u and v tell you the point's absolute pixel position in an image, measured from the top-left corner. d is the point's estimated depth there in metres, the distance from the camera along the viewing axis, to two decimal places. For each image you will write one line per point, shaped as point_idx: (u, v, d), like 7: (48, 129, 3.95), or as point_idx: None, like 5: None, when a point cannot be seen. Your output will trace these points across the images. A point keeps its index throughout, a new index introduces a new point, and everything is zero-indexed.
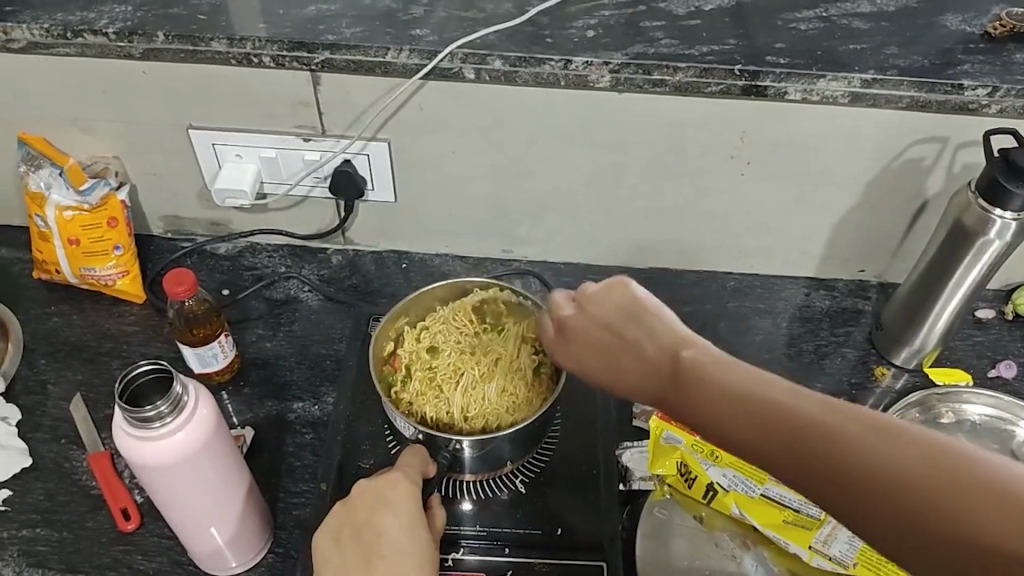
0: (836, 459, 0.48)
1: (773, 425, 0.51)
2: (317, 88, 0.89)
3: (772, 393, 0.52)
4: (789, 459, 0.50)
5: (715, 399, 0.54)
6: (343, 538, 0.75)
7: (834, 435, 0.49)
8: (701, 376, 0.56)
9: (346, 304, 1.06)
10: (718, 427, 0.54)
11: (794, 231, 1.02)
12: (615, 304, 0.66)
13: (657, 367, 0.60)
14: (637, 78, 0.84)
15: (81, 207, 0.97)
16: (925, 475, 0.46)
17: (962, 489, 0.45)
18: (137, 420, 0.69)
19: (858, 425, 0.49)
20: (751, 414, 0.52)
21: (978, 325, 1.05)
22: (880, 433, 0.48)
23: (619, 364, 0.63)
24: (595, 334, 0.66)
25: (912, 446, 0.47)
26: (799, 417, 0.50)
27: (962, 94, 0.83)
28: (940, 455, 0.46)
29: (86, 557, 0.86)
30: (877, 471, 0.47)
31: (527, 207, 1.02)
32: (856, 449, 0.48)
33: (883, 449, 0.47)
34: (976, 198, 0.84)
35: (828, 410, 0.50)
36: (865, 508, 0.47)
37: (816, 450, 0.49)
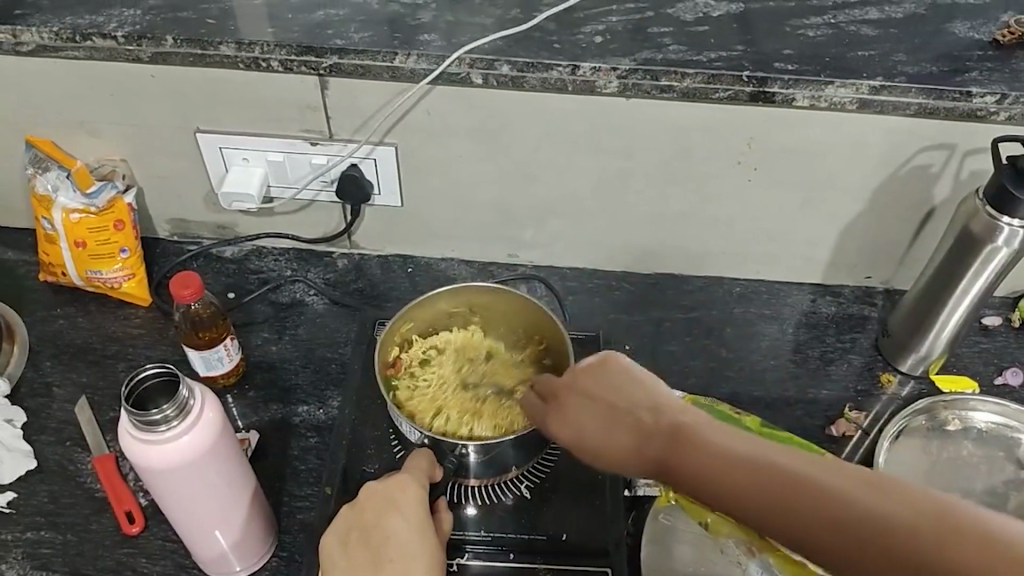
0: (840, 520, 0.51)
1: (776, 490, 0.54)
2: (325, 93, 0.89)
3: (774, 459, 0.55)
4: (793, 523, 0.52)
5: (715, 467, 0.57)
6: (350, 540, 0.74)
7: (837, 496, 0.52)
8: (700, 443, 0.59)
9: (351, 308, 1.06)
10: (720, 492, 0.56)
11: (800, 237, 1.02)
12: (608, 373, 0.68)
13: (653, 431, 0.62)
14: (645, 84, 0.85)
15: (88, 210, 0.97)
16: (928, 536, 0.48)
17: (963, 546, 0.47)
18: (143, 423, 0.69)
19: (859, 487, 0.52)
20: (756, 479, 0.55)
21: (985, 332, 1.05)
22: (881, 496, 0.51)
23: (613, 426, 0.64)
24: (587, 401, 0.68)
25: (913, 506, 0.50)
26: (801, 481, 0.53)
27: (970, 102, 0.83)
28: (942, 515, 0.49)
29: (90, 560, 0.86)
30: (882, 531, 0.49)
31: (533, 212, 1.02)
32: (858, 508, 0.51)
33: (886, 511, 0.50)
34: (983, 206, 0.84)
35: (828, 474, 0.53)
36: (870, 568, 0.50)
37: (819, 513, 0.52)
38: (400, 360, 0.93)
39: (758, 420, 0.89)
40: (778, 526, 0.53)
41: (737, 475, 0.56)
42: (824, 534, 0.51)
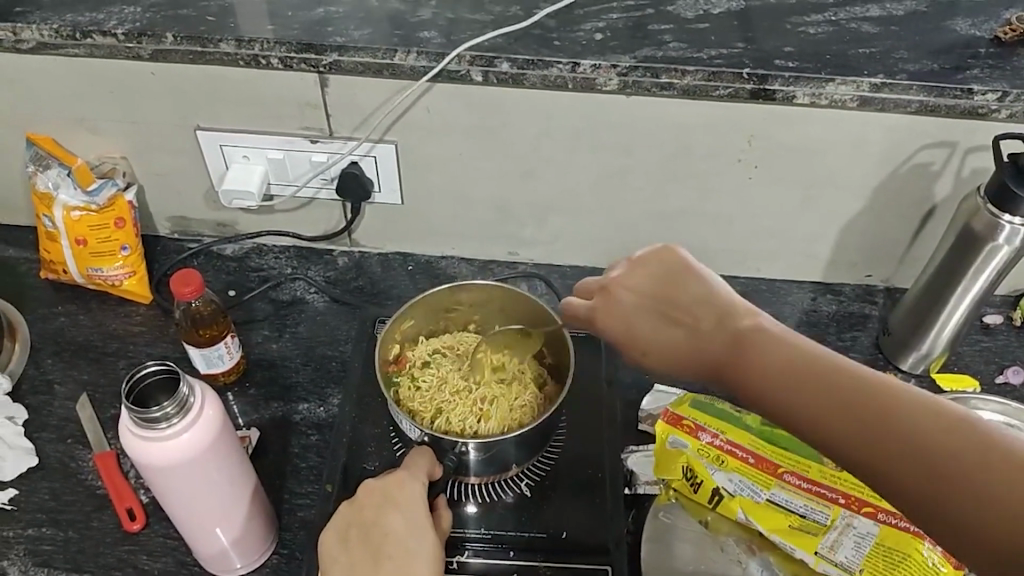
0: (886, 437, 0.53)
1: (831, 400, 0.55)
2: (325, 90, 0.89)
3: (830, 365, 0.57)
4: (840, 432, 0.55)
5: (771, 367, 0.59)
6: (349, 537, 0.74)
7: (887, 416, 0.53)
8: (757, 347, 0.60)
9: (352, 306, 1.06)
10: (768, 388, 0.58)
11: (801, 235, 1.01)
12: (666, 269, 0.68)
13: (710, 332, 0.63)
14: (645, 81, 0.84)
15: (89, 207, 0.97)
16: (971, 458, 0.50)
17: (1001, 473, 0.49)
18: (143, 420, 0.69)
19: (911, 404, 0.53)
20: (807, 377, 0.57)
21: (986, 331, 1.05)
22: (932, 415, 0.52)
23: (669, 326, 0.66)
24: (643, 300, 0.68)
25: (960, 430, 0.51)
26: (855, 397, 0.55)
27: (972, 99, 0.82)
28: (989, 441, 0.50)
29: (91, 557, 0.86)
30: (924, 451, 0.51)
31: (534, 209, 1.01)
32: (902, 418, 0.53)
33: (935, 432, 0.52)
34: (985, 203, 0.84)
35: (884, 391, 0.54)
36: (906, 482, 0.52)
37: (869, 430, 0.54)
38: (402, 356, 0.94)
39: (761, 419, 0.89)
40: (825, 432, 0.56)
41: (791, 379, 0.57)
42: (869, 447, 0.53)
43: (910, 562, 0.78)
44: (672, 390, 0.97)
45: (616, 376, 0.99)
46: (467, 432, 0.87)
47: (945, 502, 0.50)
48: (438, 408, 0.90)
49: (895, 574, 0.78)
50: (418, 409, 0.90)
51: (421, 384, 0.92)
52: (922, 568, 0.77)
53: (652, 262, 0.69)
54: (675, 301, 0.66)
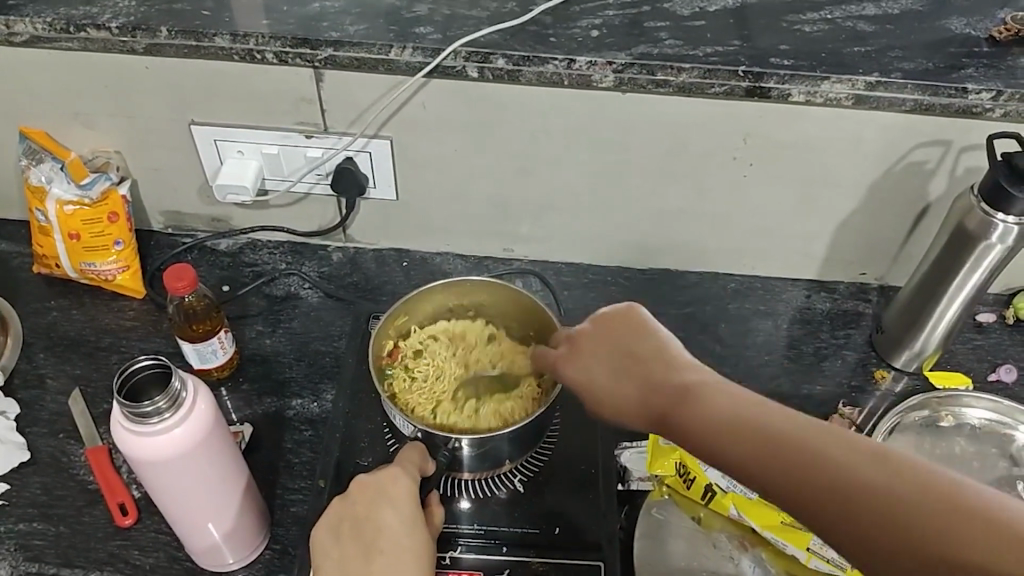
0: (838, 489, 0.52)
1: (779, 456, 0.55)
2: (320, 85, 0.89)
3: (780, 417, 0.57)
4: (792, 486, 0.54)
5: (717, 418, 0.59)
6: (341, 531, 0.74)
7: (837, 468, 0.52)
8: (702, 401, 0.61)
9: (346, 301, 1.06)
10: (715, 439, 0.58)
11: (795, 233, 1.01)
12: (623, 323, 0.70)
13: (657, 385, 0.64)
14: (641, 78, 0.84)
15: (82, 202, 0.97)
16: (927, 508, 0.49)
17: (964, 526, 0.48)
18: (135, 415, 0.69)
19: (863, 454, 0.53)
20: (756, 429, 0.57)
21: (979, 329, 1.05)
22: (883, 464, 0.52)
23: (623, 377, 0.67)
24: (602, 351, 0.70)
25: (916, 480, 0.50)
26: (806, 451, 0.54)
27: (966, 98, 0.83)
28: (944, 490, 0.49)
29: (83, 551, 0.86)
30: (880, 502, 0.50)
31: (528, 206, 1.01)
32: (854, 464, 0.52)
33: (891, 483, 0.51)
34: (978, 202, 0.84)
35: (834, 443, 0.54)
36: (868, 541, 0.50)
37: (818, 484, 0.53)
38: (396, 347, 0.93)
39: None
40: (778, 491, 0.55)
41: (741, 433, 0.57)
42: (824, 501, 0.52)
43: None
44: None
45: None
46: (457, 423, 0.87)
47: (910, 556, 0.49)
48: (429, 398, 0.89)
49: None
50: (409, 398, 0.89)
51: (412, 375, 0.91)
52: None
53: (608, 319, 0.71)
54: (631, 355, 0.68)
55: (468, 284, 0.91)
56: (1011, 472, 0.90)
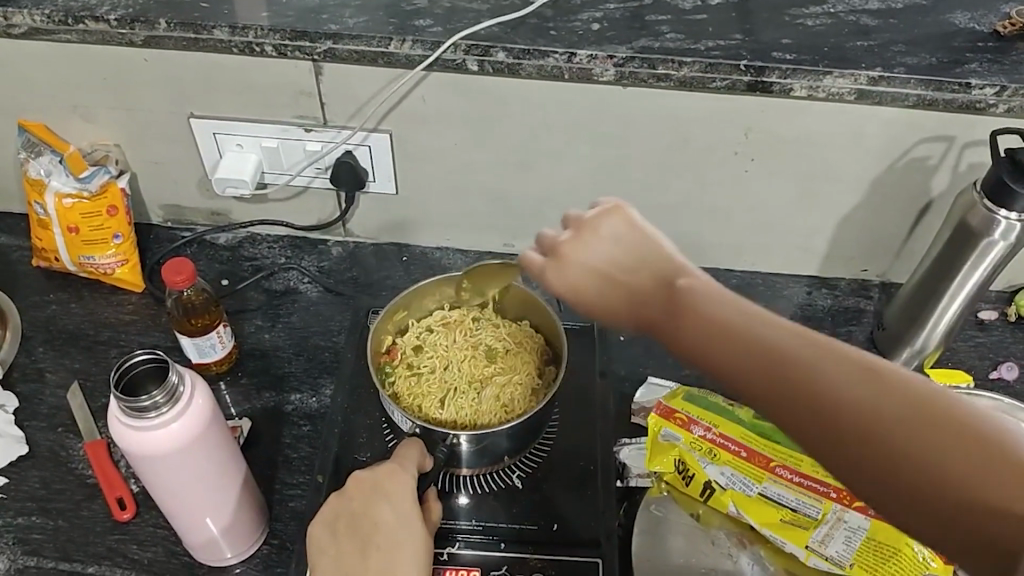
0: (857, 423, 0.48)
1: (792, 380, 0.51)
2: (319, 78, 0.89)
3: (780, 336, 0.52)
4: (809, 415, 0.50)
5: (719, 333, 0.54)
6: (338, 528, 0.74)
7: (855, 402, 0.49)
8: (705, 314, 0.55)
9: (345, 296, 1.05)
10: (715, 357, 0.54)
11: (797, 229, 1.01)
12: (609, 227, 0.62)
13: (646, 294, 0.59)
14: (642, 72, 0.84)
15: (81, 195, 0.97)
16: (956, 450, 0.46)
17: (977, 458, 0.46)
18: (132, 410, 0.69)
19: (869, 382, 0.49)
20: (758, 353, 0.53)
21: (981, 326, 1.04)
22: (891, 393, 0.48)
23: (609, 285, 0.60)
24: (590, 264, 0.61)
25: (946, 419, 0.47)
26: (822, 379, 0.50)
27: (969, 93, 0.82)
28: (951, 418, 0.47)
29: (81, 545, 0.86)
30: (901, 439, 0.47)
31: (529, 201, 1.01)
32: (862, 393, 0.49)
33: (902, 415, 0.48)
34: (981, 198, 0.83)
35: (854, 369, 0.50)
36: (883, 479, 0.48)
37: (836, 417, 0.49)
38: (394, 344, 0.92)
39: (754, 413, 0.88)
40: (789, 417, 0.51)
41: (749, 351, 0.53)
42: (840, 435, 0.49)
43: (900, 557, 0.79)
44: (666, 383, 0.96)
45: (610, 368, 0.99)
46: (459, 418, 0.87)
47: (926, 497, 0.47)
48: (429, 393, 0.89)
49: (884, 569, 0.79)
50: (409, 394, 0.89)
51: (412, 372, 0.91)
52: (913, 563, 0.78)
53: (587, 227, 0.62)
54: (616, 265, 0.60)
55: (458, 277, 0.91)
56: None
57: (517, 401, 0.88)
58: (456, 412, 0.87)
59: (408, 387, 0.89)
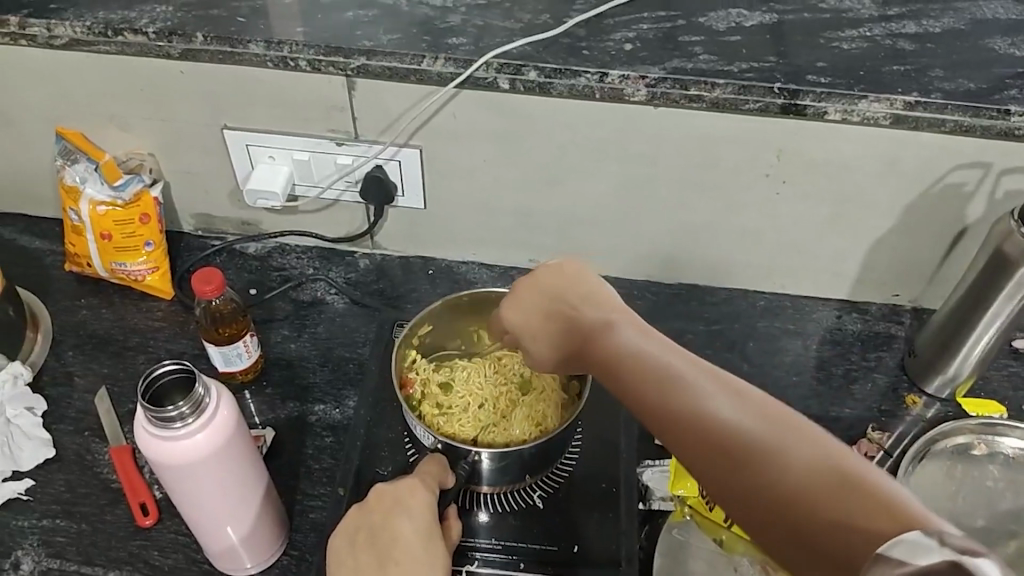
0: (721, 434, 0.55)
1: (675, 395, 0.59)
2: (351, 93, 0.89)
3: (675, 365, 0.61)
4: (680, 428, 0.58)
5: (627, 358, 0.64)
6: (357, 541, 0.73)
7: (723, 416, 0.56)
8: (617, 340, 0.66)
9: (371, 309, 1.06)
10: (621, 379, 0.64)
11: (827, 252, 1.00)
12: (558, 273, 0.74)
13: (576, 322, 0.70)
14: (674, 93, 0.83)
15: (115, 202, 0.98)
16: (798, 467, 0.52)
17: (816, 476, 0.51)
18: (159, 419, 0.69)
19: (737, 407, 0.56)
20: (653, 375, 0.61)
21: (1015, 355, 1.03)
22: (755, 417, 0.55)
23: (548, 321, 0.73)
24: (534, 300, 0.74)
25: (787, 433, 0.54)
26: (699, 395, 0.58)
27: (1008, 120, 0.81)
28: (801, 443, 0.53)
29: (103, 550, 0.86)
30: (756, 450, 0.54)
31: (557, 218, 1.01)
32: (725, 415, 0.56)
33: (758, 435, 0.54)
34: (1019, 227, 0.82)
35: (728, 391, 0.58)
36: (735, 485, 0.54)
37: (703, 426, 0.56)
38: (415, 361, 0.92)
39: None
40: (672, 431, 0.58)
41: (650, 372, 0.62)
42: (706, 445, 0.56)
43: None
44: None
45: None
46: (494, 442, 0.87)
47: (766, 499, 0.52)
48: (458, 421, 0.88)
49: None
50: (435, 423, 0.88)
51: (438, 393, 0.91)
52: None
53: (539, 272, 0.75)
54: (559, 300, 0.72)
55: (468, 300, 0.90)
56: None
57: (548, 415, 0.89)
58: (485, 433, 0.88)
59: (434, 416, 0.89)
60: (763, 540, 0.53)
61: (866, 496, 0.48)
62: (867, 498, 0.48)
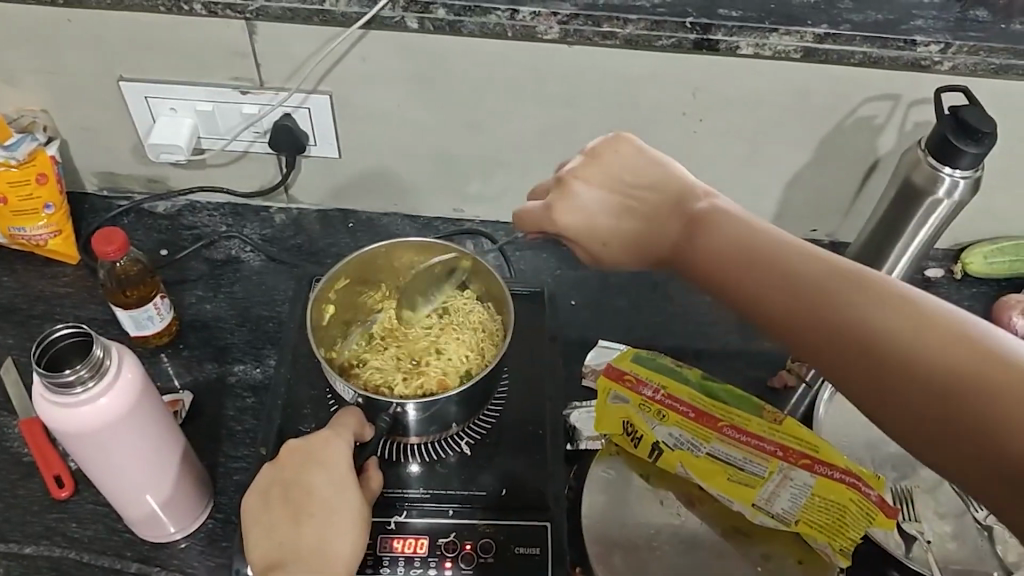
0: (879, 340, 0.49)
1: (818, 296, 0.52)
2: (252, 38, 0.85)
3: (791, 255, 0.54)
4: (811, 327, 0.52)
5: (730, 252, 0.57)
6: (271, 496, 0.72)
7: (869, 321, 0.49)
8: (730, 234, 0.58)
9: (289, 265, 1.03)
10: (725, 276, 0.57)
11: (746, 190, 1.01)
12: (630, 163, 0.66)
13: (668, 218, 0.63)
14: (586, 30, 0.82)
15: (8, 163, 0.92)
16: (954, 368, 0.45)
17: (974, 374, 0.45)
18: (56, 386, 0.66)
19: (871, 298, 0.50)
20: (765, 270, 0.55)
21: (927, 285, 1.06)
22: (897, 310, 0.49)
23: (627, 220, 0.65)
24: (603, 194, 0.66)
25: (936, 327, 0.47)
26: (829, 291, 0.52)
27: (915, 50, 0.82)
28: (953, 335, 0.46)
29: (17, 526, 0.83)
30: (921, 360, 0.47)
31: (476, 164, 0.99)
32: (858, 311, 0.50)
33: (901, 331, 0.48)
34: (925, 156, 0.83)
35: (870, 291, 0.50)
36: (902, 402, 0.47)
37: (855, 330, 0.50)
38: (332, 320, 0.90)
39: (701, 374, 0.87)
40: (817, 340, 0.52)
41: (761, 265, 0.55)
42: (863, 356, 0.49)
43: (846, 513, 0.77)
44: (616, 346, 0.96)
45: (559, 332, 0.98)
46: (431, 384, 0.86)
47: (924, 412, 0.46)
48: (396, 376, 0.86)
49: (829, 526, 0.79)
50: (399, 380, 0.86)
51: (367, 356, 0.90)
52: (855, 514, 0.77)
53: (603, 149, 0.67)
54: (639, 195, 0.64)
55: (371, 257, 0.88)
56: None
57: (469, 313, 0.91)
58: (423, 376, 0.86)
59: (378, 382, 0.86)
60: (917, 450, 0.47)
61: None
62: None
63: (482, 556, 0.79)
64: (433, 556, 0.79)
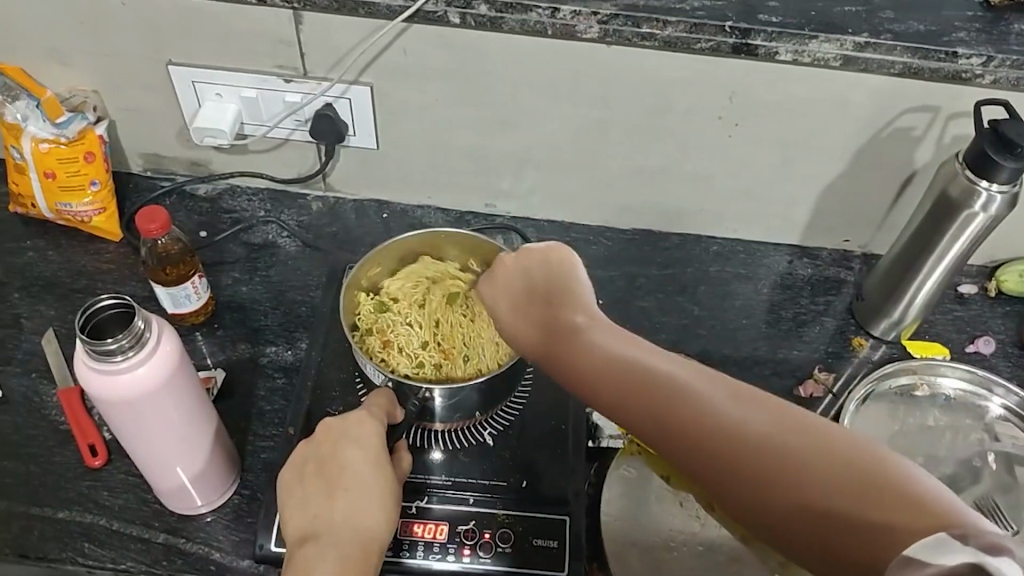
0: (723, 445, 0.53)
1: (671, 406, 0.56)
2: (299, 28, 0.88)
3: (659, 367, 0.58)
4: (679, 440, 0.55)
5: (605, 366, 0.59)
6: (306, 472, 0.74)
7: (736, 428, 0.53)
8: (599, 344, 0.61)
9: (324, 252, 1.05)
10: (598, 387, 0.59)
11: (780, 197, 1.01)
12: (532, 263, 0.68)
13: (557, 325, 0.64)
14: (626, 30, 0.83)
15: (58, 140, 0.96)
16: (819, 468, 0.50)
17: (835, 472, 0.49)
18: (98, 353, 0.68)
19: (731, 410, 0.54)
20: (630, 380, 0.58)
21: (960, 300, 1.05)
22: (760, 416, 0.53)
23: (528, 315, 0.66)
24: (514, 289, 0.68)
25: (802, 433, 0.52)
26: (694, 404, 0.55)
27: (956, 63, 0.81)
28: (813, 439, 0.51)
29: (51, 491, 0.86)
30: (764, 455, 0.52)
31: (510, 160, 1.00)
32: (719, 418, 0.54)
33: (766, 438, 0.52)
34: (962, 169, 0.83)
35: (736, 401, 0.54)
36: (754, 498, 0.52)
37: (722, 440, 0.53)
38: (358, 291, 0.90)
39: None
40: (680, 452, 0.55)
41: (627, 376, 0.58)
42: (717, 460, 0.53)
43: None
44: None
45: None
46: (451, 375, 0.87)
47: (791, 513, 0.50)
48: (415, 360, 0.88)
49: None
50: (434, 371, 0.87)
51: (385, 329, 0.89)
52: None
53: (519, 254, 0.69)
54: (535, 293, 0.66)
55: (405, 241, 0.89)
56: (984, 444, 0.90)
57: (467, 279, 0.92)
58: (443, 364, 0.88)
59: (396, 364, 0.87)
60: (790, 548, 0.51)
61: (884, 493, 0.48)
62: (896, 502, 0.47)
63: (500, 545, 0.81)
64: (452, 542, 0.81)
